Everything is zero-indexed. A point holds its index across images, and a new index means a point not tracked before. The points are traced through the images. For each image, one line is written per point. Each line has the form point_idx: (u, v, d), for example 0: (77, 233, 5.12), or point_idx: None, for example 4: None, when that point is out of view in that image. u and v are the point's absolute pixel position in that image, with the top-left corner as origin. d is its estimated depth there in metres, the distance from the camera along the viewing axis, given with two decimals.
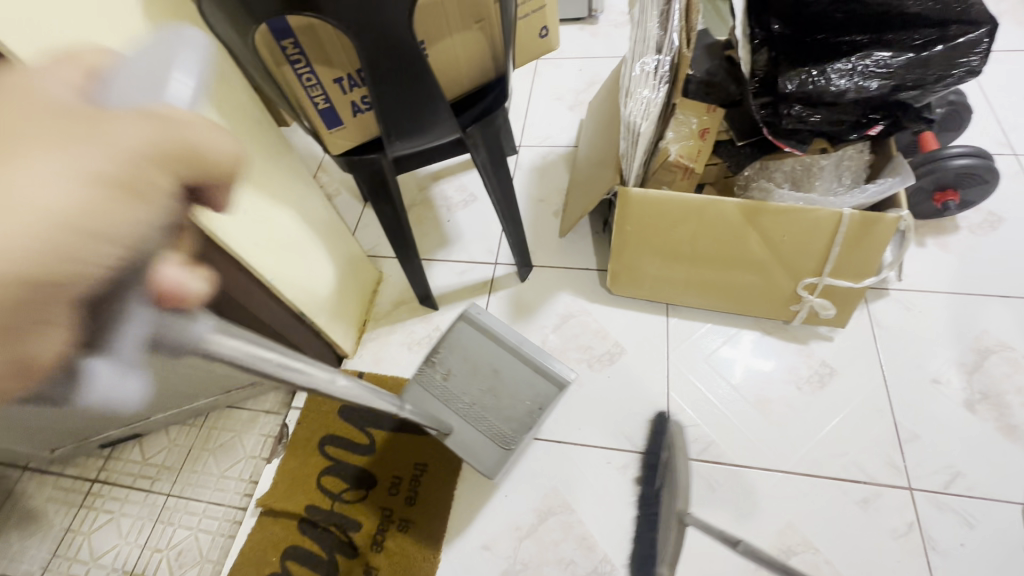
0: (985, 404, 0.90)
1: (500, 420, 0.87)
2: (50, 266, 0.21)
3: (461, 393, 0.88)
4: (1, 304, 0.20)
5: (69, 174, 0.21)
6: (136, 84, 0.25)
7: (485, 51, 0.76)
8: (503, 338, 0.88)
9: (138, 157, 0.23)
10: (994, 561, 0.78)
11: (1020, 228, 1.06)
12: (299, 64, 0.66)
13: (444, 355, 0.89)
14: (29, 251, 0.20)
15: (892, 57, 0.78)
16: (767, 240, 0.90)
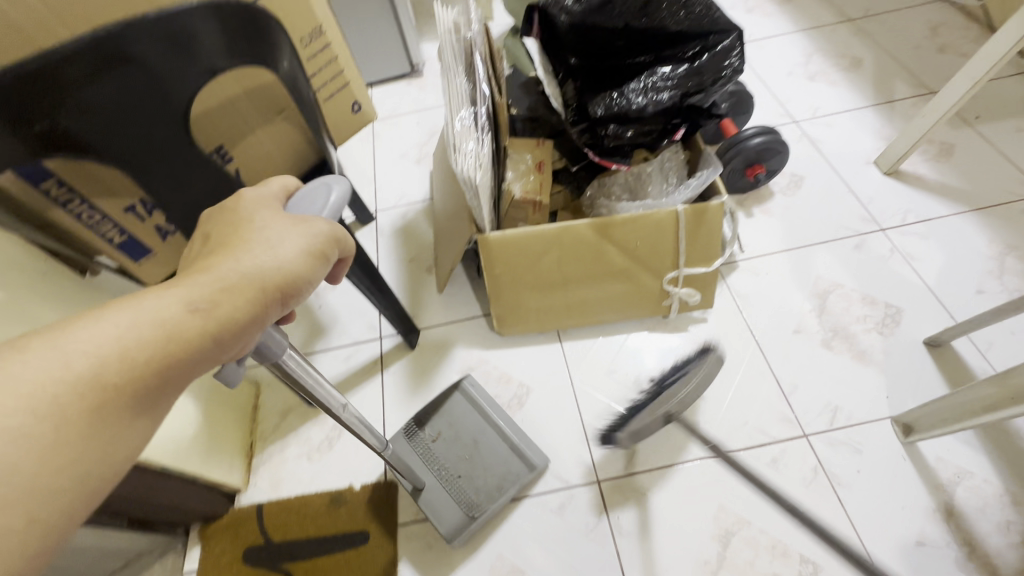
0: (838, 339, 1.02)
1: (470, 488, 0.91)
2: (298, 281, 0.42)
3: (444, 458, 0.94)
4: (277, 290, 0.40)
5: (307, 240, 0.43)
6: (310, 205, 0.47)
7: (299, 142, 0.73)
8: (492, 415, 0.96)
9: (331, 239, 0.45)
10: (887, 475, 0.87)
11: (816, 182, 1.24)
12: (72, 204, 0.57)
13: (434, 419, 0.97)
14: (292, 270, 0.42)
15: (673, 69, 0.87)
16: (623, 249, 0.96)
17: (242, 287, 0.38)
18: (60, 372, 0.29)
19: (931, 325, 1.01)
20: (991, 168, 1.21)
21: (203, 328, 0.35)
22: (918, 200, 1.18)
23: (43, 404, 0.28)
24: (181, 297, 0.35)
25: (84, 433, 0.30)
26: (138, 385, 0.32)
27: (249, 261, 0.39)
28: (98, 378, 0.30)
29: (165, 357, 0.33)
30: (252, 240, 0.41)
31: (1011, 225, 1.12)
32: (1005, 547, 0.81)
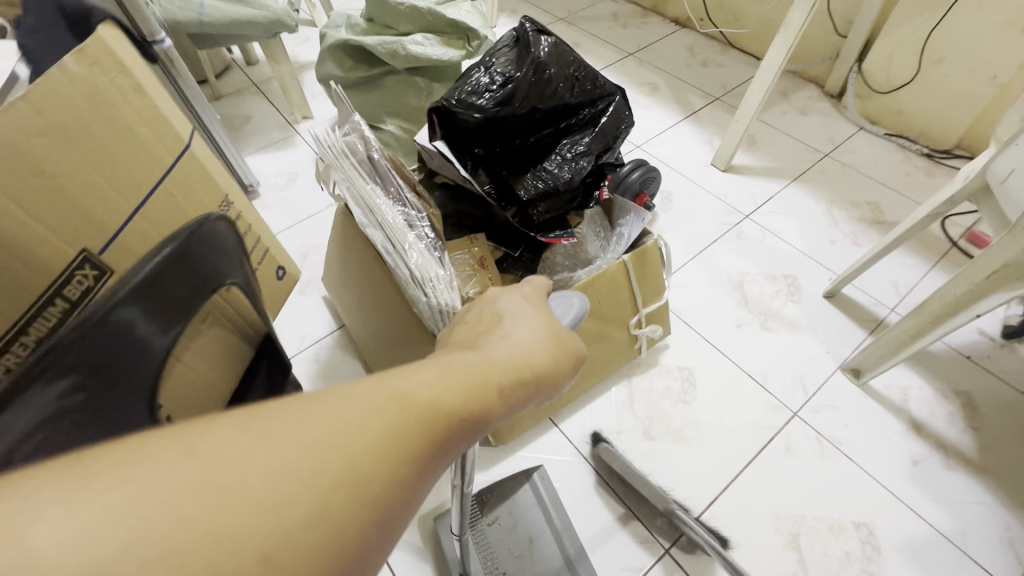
0: (770, 318, 1.15)
1: None
2: (536, 370, 0.36)
3: (495, 549, 0.85)
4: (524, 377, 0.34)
5: (535, 333, 0.39)
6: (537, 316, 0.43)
7: (239, 342, 0.54)
8: (556, 521, 0.88)
9: (558, 342, 0.40)
10: (866, 417, 1.00)
11: (682, 191, 1.41)
12: None
13: (496, 505, 0.90)
14: (535, 360, 0.36)
15: (580, 136, 0.89)
16: (590, 312, 0.95)
17: (483, 378, 0.32)
18: (325, 436, 0.24)
19: (820, 280, 1.21)
20: (786, 146, 1.52)
21: (462, 408, 0.29)
22: (756, 184, 1.42)
23: (291, 455, 0.22)
24: (436, 376, 0.30)
25: (335, 524, 0.22)
26: (402, 473, 0.25)
27: (496, 352, 0.35)
28: (359, 448, 0.24)
29: (426, 441, 0.27)
30: (500, 336, 0.38)
31: (822, 183, 1.42)
32: (961, 435, 0.98)
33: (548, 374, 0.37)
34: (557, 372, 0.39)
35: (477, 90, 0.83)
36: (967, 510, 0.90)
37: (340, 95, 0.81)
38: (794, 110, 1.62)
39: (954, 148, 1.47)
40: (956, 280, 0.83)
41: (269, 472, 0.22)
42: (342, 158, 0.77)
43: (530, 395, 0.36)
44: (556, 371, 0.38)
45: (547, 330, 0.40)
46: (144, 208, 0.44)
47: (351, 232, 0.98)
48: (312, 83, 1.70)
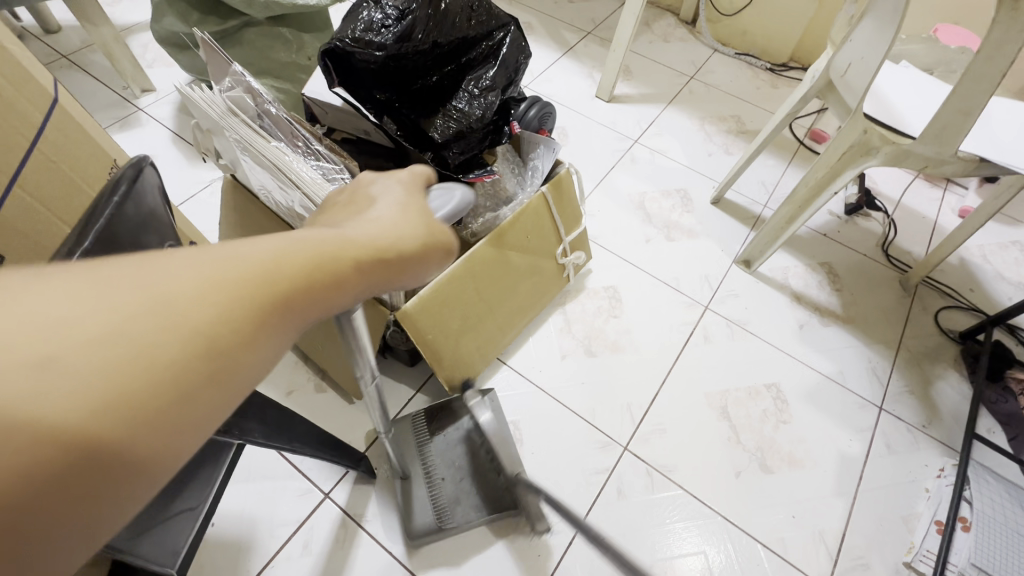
0: (672, 230, 1.27)
1: (452, 497, 0.85)
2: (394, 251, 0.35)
3: (439, 460, 0.88)
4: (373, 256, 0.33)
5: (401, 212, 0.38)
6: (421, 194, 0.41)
7: None
8: (497, 435, 0.93)
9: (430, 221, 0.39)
10: (760, 298, 1.17)
11: (575, 125, 1.46)
12: None
13: (442, 419, 0.92)
14: (389, 237, 0.35)
15: (483, 70, 0.87)
16: (519, 248, 0.97)
17: (340, 264, 0.31)
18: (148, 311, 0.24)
19: (706, 189, 1.35)
20: (657, 72, 1.62)
21: (314, 290, 0.29)
22: (637, 111, 1.52)
23: (114, 337, 0.22)
24: (293, 254, 0.29)
25: (151, 405, 0.23)
26: (231, 357, 0.26)
27: (357, 233, 0.34)
28: (193, 326, 0.24)
29: (264, 325, 0.27)
30: (365, 220, 0.36)
31: (693, 104, 1.55)
32: (829, 298, 1.19)
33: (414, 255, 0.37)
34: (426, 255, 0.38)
35: (372, 26, 0.78)
36: (843, 354, 1.10)
37: (209, 43, 0.72)
38: (658, 39, 1.73)
39: (789, 62, 1.69)
40: (816, 165, 0.99)
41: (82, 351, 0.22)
42: (229, 116, 0.69)
43: (389, 282, 0.36)
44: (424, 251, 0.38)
45: (418, 217, 0.38)
46: None
47: (250, 205, 0.88)
48: (141, 49, 1.43)
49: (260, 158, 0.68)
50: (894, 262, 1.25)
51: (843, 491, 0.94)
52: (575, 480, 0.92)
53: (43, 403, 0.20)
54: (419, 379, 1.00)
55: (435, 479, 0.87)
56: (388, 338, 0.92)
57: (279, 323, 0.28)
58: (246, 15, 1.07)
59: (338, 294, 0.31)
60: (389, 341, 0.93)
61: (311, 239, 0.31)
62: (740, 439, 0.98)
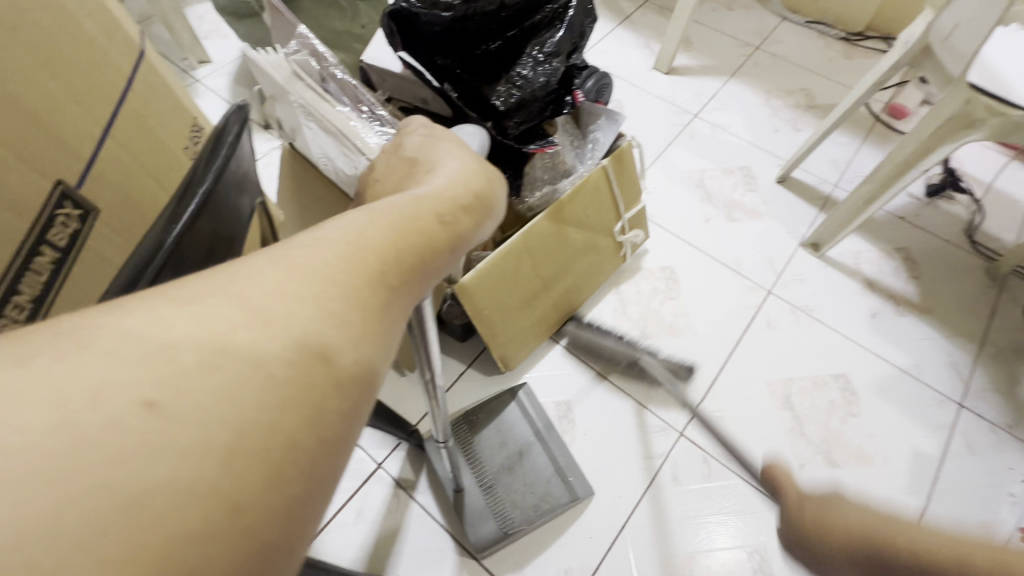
0: (734, 209, 1.20)
1: (508, 501, 0.84)
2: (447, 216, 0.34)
3: (489, 461, 0.87)
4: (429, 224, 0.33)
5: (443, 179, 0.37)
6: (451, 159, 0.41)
7: None
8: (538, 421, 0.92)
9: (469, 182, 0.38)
10: (829, 284, 1.10)
11: (631, 98, 1.39)
12: None
13: (485, 417, 0.91)
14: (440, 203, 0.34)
15: (550, 34, 0.83)
16: (578, 224, 0.93)
17: (430, 218, 0.33)
18: (293, 269, 0.26)
19: (771, 167, 1.27)
20: (719, 42, 1.53)
21: (422, 240, 0.31)
22: (697, 83, 1.44)
23: (264, 306, 0.24)
24: (386, 217, 0.31)
25: (315, 368, 0.24)
26: (376, 310, 0.27)
27: (434, 188, 0.36)
28: (333, 283, 0.26)
29: (394, 272, 0.29)
30: (432, 179, 0.37)
31: (758, 76, 1.46)
32: (905, 286, 1.10)
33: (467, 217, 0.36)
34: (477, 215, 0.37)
35: None
36: (919, 346, 1.03)
37: (276, 6, 0.71)
38: (721, 6, 1.63)
39: (866, 30, 1.56)
40: (906, 140, 0.90)
41: (240, 326, 0.23)
42: (294, 81, 0.69)
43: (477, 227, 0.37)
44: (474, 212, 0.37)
45: (477, 167, 0.40)
46: (113, 129, 0.35)
47: (309, 174, 0.87)
48: (197, 20, 1.44)
49: (324, 123, 0.68)
50: (981, 250, 1.15)
51: (916, 490, 0.89)
52: (629, 464, 0.90)
53: (220, 378, 0.21)
54: (472, 355, 0.99)
55: (488, 480, 0.86)
56: (442, 312, 0.91)
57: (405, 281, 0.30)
58: None
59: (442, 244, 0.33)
60: (443, 316, 0.92)
61: (397, 200, 0.33)
62: (804, 431, 0.94)
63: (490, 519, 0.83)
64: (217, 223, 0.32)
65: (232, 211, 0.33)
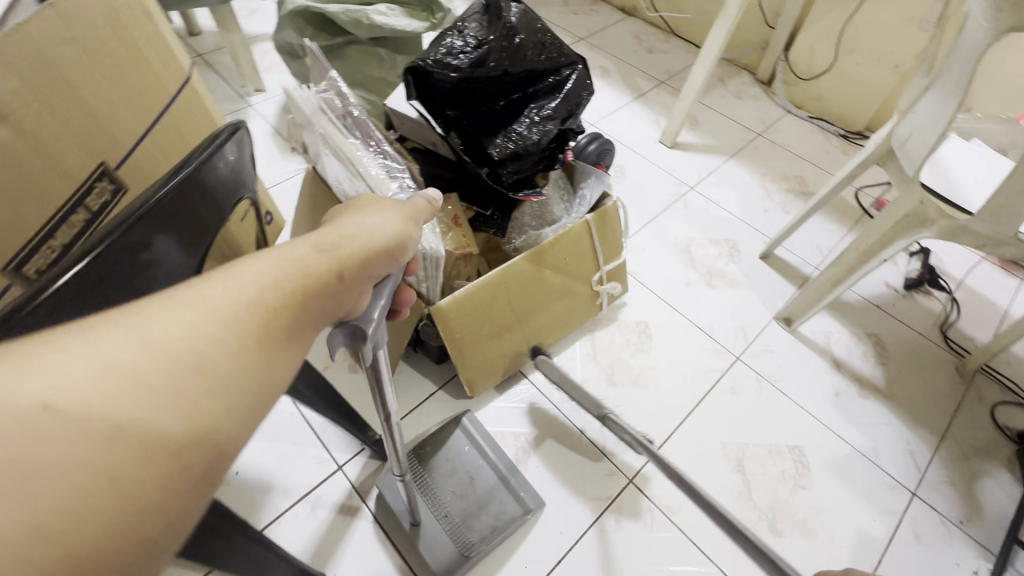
0: (715, 277, 1.27)
1: (463, 523, 0.87)
2: (362, 254, 0.37)
3: (440, 492, 0.90)
4: (342, 261, 0.36)
5: (369, 223, 0.41)
6: (375, 202, 0.45)
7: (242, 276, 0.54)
8: (486, 453, 0.95)
9: (393, 227, 0.42)
10: (796, 358, 1.14)
11: (634, 165, 1.51)
12: None
13: (437, 453, 0.94)
14: (358, 242, 0.38)
15: (547, 101, 0.95)
16: (556, 269, 1.01)
17: (331, 261, 0.35)
18: (179, 300, 0.27)
19: (756, 243, 1.35)
20: (724, 126, 1.65)
21: (325, 280, 0.34)
22: (698, 160, 1.55)
23: (162, 325, 0.26)
24: (290, 255, 0.33)
25: (207, 378, 0.26)
26: (269, 336, 0.29)
27: (344, 233, 0.38)
28: (225, 311, 0.28)
29: (287, 309, 0.31)
30: (343, 224, 0.39)
31: (756, 159, 1.57)
32: (872, 370, 1.14)
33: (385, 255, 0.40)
34: (394, 252, 0.41)
35: (452, 51, 0.87)
36: (878, 430, 1.05)
37: (316, 52, 0.84)
38: (731, 95, 1.76)
39: (865, 130, 1.66)
40: (868, 230, 0.97)
41: (135, 342, 0.25)
42: (319, 114, 0.80)
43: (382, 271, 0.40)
44: (392, 250, 0.40)
45: (401, 217, 0.44)
46: (152, 131, 0.46)
47: (322, 194, 0.99)
48: (261, 56, 1.64)
49: (336, 152, 0.79)
50: (951, 346, 1.18)
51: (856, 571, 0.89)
52: (576, 501, 0.93)
53: (113, 397, 0.23)
54: (444, 377, 1.05)
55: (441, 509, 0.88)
56: (421, 332, 0.99)
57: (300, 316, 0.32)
58: (352, 34, 1.22)
59: (338, 288, 0.35)
60: (421, 335, 1.00)
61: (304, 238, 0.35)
62: (752, 495, 0.96)
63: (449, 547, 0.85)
64: (208, 204, 0.37)
65: (225, 195, 0.39)
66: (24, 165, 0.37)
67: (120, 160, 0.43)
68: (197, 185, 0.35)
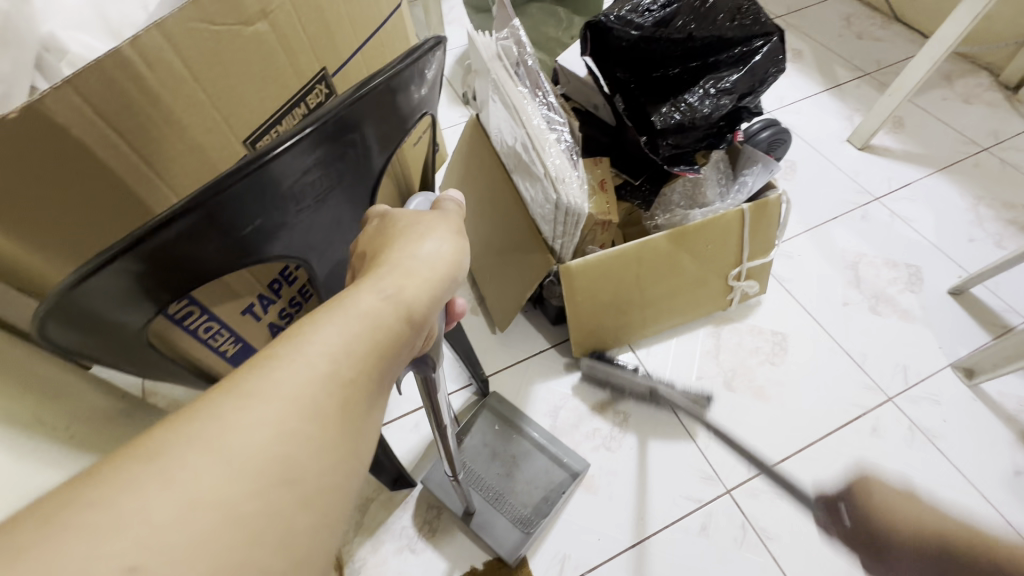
0: (883, 304, 1.10)
1: (515, 501, 0.87)
2: (408, 286, 0.37)
3: (484, 475, 0.89)
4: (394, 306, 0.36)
5: (419, 245, 0.39)
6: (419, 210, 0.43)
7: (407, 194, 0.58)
8: (526, 431, 0.93)
9: (447, 244, 0.41)
10: (970, 419, 0.95)
11: (808, 163, 1.34)
12: (192, 317, 0.42)
13: (468, 446, 0.92)
14: (419, 277, 0.38)
15: (727, 74, 0.88)
16: (695, 254, 0.95)
17: (335, 379, 0.32)
18: (129, 498, 0.25)
19: (947, 276, 1.13)
20: (939, 133, 1.38)
21: (378, 335, 0.35)
22: (893, 168, 1.32)
23: (130, 531, 0.24)
24: (279, 398, 0.30)
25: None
26: (338, 415, 0.32)
27: (338, 331, 0.34)
28: (225, 488, 0.27)
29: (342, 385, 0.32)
30: (330, 313, 0.34)
31: (973, 178, 1.29)
32: None
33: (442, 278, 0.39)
34: (446, 273, 0.40)
35: (637, 8, 0.84)
36: None
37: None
38: (956, 97, 1.46)
39: None
40: None
41: (112, 536, 0.24)
42: (495, 59, 0.83)
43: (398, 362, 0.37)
44: (442, 271, 0.39)
45: (452, 235, 0.42)
46: (364, 49, 0.51)
47: (480, 141, 1.03)
48: (448, 10, 1.75)
49: (504, 98, 0.81)
50: None
51: None
52: (664, 491, 0.90)
53: (197, 497, 0.26)
54: (556, 338, 1.07)
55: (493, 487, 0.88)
56: (544, 289, 1.01)
57: (355, 392, 0.33)
58: None
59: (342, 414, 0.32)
60: (544, 292, 1.02)
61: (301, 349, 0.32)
62: None
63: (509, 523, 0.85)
64: (402, 116, 0.41)
65: (415, 110, 0.43)
66: (272, 62, 0.41)
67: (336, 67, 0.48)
68: (390, 90, 0.37)
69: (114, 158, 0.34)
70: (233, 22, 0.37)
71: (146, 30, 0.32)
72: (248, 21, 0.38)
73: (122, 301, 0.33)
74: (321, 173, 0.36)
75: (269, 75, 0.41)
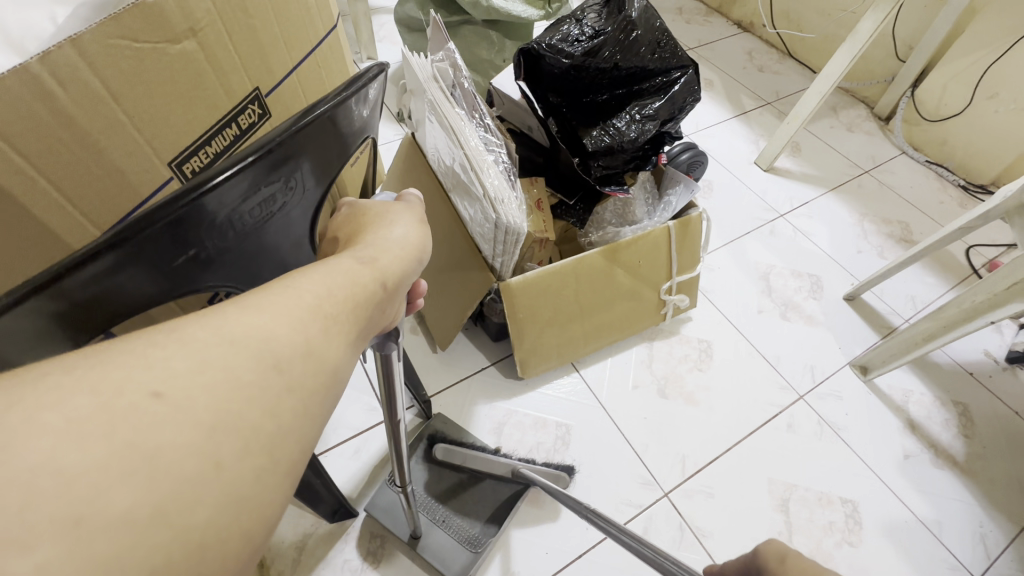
0: (792, 310, 1.21)
1: (464, 521, 0.86)
2: (387, 261, 0.39)
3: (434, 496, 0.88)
4: (376, 270, 0.38)
5: (393, 228, 0.43)
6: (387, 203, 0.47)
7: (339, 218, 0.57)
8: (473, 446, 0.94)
9: (418, 233, 0.45)
10: (867, 411, 1.07)
11: (723, 182, 1.46)
12: None
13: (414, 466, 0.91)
14: (397, 253, 0.41)
15: (649, 101, 0.94)
16: (629, 270, 1.01)
17: (308, 323, 0.31)
18: (91, 411, 0.23)
19: (843, 283, 1.27)
20: (829, 157, 1.56)
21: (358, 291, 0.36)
22: (793, 188, 1.47)
23: (80, 447, 0.22)
24: (242, 340, 0.28)
25: (165, 495, 0.23)
26: (288, 375, 0.29)
27: (310, 288, 0.33)
28: (156, 429, 0.24)
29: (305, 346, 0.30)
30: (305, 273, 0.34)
31: (858, 197, 1.47)
32: (952, 440, 1.05)
33: (412, 260, 0.42)
34: (417, 256, 0.43)
35: (567, 38, 0.88)
36: (946, 504, 0.97)
37: (438, 23, 0.88)
38: (841, 125, 1.66)
39: (992, 185, 1.51)
40: (977, 288, 0.89)
41: (66, 449, 0.22)
42: (430, 81, 0.84)
43: (368, 329, 0.37)
44: (413, 254, 0.43)
45: (420, 225, 0.46)
46: (300, 67, 0.50)
47: (416, 158, 1.03)
48: (378, 27, 1.73)
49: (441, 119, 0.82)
50: None
51: None
52: (607, 500, 0.93)
53: (118, 455, 0.22)
54: (498, 355, 1.08)
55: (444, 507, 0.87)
56: (485, 306, 1.01)
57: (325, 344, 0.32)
58: (469, 14, 1.26)
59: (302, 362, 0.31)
60: (484, 310, 1.03)
61: (270, 302, 0.30)
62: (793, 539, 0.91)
63: (458, 546, 0.83)
64: (344, 142, 0.41)
65: (357, 136, 0.43)
66: (203, 79, 0.39)
67: (270, 88, 0.46)
68: (331, 119, 0.37)
69: (17, 183, 0.31)
70: (159, 40, 0.35)
71: (59, 45, 0.30)
72: (174, 40, 0.36)
73: (34, 344, 0.30)
74: (264, 200, 0.36)
75: (197, 96, 0.39)
